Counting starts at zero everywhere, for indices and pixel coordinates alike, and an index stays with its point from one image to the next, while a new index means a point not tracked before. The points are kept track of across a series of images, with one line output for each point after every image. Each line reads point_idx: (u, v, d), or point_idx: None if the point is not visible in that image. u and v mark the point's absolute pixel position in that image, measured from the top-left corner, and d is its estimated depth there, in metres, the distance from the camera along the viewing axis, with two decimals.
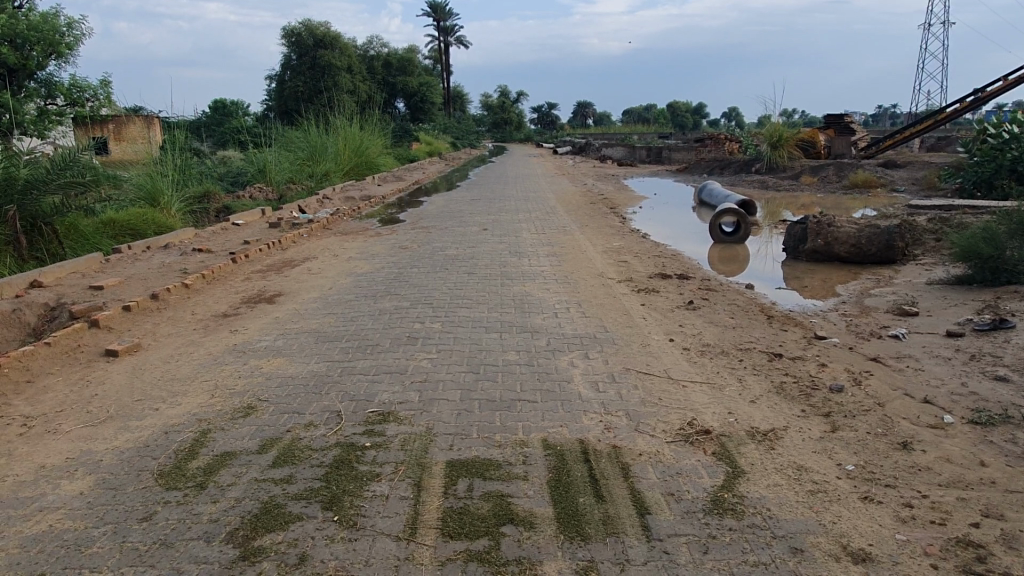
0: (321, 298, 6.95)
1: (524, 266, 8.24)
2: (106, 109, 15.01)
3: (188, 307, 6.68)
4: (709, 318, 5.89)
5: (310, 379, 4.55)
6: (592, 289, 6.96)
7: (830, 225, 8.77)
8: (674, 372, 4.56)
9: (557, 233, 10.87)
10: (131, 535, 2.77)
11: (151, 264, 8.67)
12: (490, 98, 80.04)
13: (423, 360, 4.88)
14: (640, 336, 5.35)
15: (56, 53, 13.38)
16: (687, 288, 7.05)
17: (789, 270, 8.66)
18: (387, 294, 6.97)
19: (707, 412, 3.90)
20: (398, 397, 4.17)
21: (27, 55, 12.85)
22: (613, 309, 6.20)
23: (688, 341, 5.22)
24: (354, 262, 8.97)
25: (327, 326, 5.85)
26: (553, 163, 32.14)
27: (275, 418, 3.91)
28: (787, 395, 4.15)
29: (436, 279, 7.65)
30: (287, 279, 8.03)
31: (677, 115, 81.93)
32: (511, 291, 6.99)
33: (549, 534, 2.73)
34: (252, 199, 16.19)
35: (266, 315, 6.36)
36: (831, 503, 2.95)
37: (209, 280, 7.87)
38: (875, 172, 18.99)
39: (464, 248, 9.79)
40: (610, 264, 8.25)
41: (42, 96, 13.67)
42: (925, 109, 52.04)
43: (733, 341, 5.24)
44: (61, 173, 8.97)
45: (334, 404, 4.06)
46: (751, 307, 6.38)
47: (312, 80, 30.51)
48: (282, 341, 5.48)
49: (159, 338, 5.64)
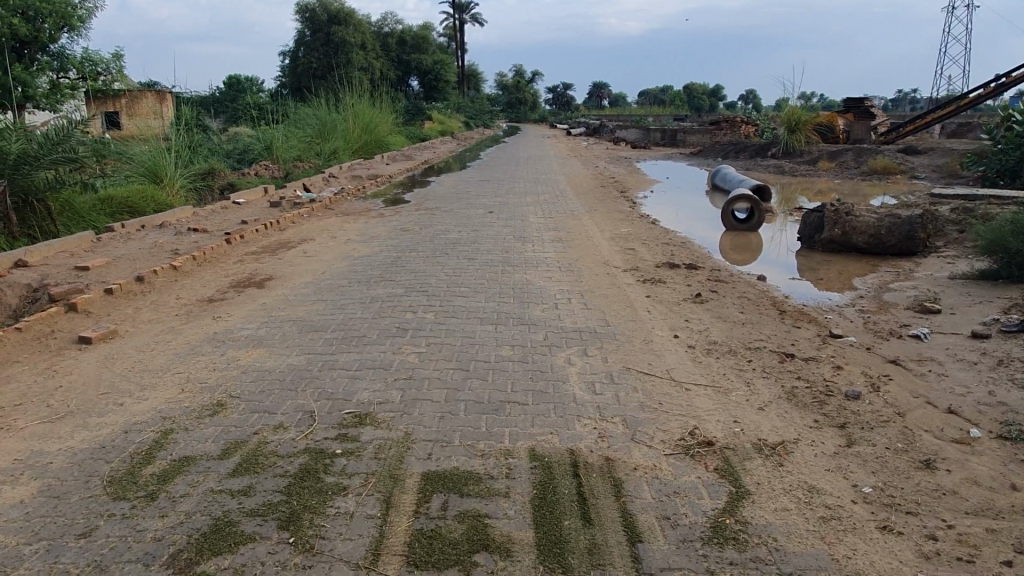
0: (312, 283, 6.67)
1: (527, 252, 7.92)
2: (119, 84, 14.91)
3: (173, 291, 6.42)
4: (718, 312, 5.56)
5: (288, 374, 4.27)
6: (595, 278, 6.62)
7: (848, 214, 8.36)
8: (677, 373, 4.24)
9: (565, 218, 10.52)
10: (64, 555, 2.52)
11: (143, 243, 8.43)
12: (505, 77, 79.21)
13: (410, 355, 4.57)
14: (643, 332, 5.02)
15: (69, 26, 13.14)
16: (695, 278, 6.70)
17: (804, 260, 8.28)
18: (380, 280, 6.67)
19: (710, 420, 3.59)
20: (379, 396, 3.88)
21: (38, 28, 12.61)
22: (616, 300, 5.88)
23: (694, 338, 4.89)
24: (352, 245, 8.67)
25: (314, 314, 5.57)
26: (566, 144, 31.67)
27: (244, 418, 3.63)
28: (798, 401, 3.82)
29: (433, 264, 7.34)
30: (280, 263, 7.75)
31: (692, 97, 80.79)
32: (511, 278, 6.67)
33: (526, 565, 2.44)
34: (257, 177, 15.92)
35: (253, 301, 6.09)
36: (844, 533, 2.64)
37: (200, 262, 7.61)
38: (896, 158, 18.44)
39: (466, 231, 9.47)
40: (617, 251, 7.91)
41: (54, 69, 13.49)
42: (945, 96, 50.99)
43: (742, 338, 4.91)
44: (54, 148, 8.61)
45: (309, 404, 3.79)
46: (762, 301, 6.02)
47: (325, 57, 30.11)
48: (265, 330, 5.20)
49: (137, 325, 5.38)
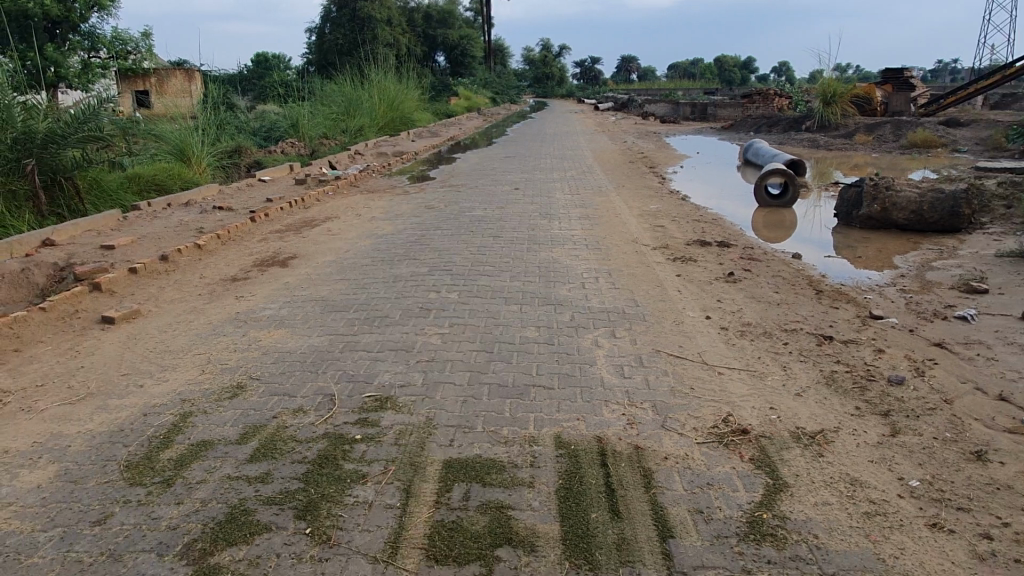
0: (335, 262, 6.57)
1: (554, 230, 7.74)
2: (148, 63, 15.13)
3: (197, 270, 6.39)
4: (751, 292, 5.36)
5: (309, 355, 4.20)
6: (623, 257, 6.44)
7: (888, 189, 8.04)
8: (709, 356, 4.08)
9: (592, 194, 10.30)
10: (78, 543, 2.47)
11: (168, 222, 8.42)
12: (532, 52, 78.24)
13: (433, 336, 4.46)
14: (673, 313, 4.85)
15: (99, 6, 13.43)
16: (728, 257, 6.48)
17: (841, 237, 7.99)
18: (404, 259, 6.56)
19: (745, 406, 3.43)
20: (400, 380, 3.78)
21: (70, 8, 12.94)
22: (645, 279, 5.70)
23: (727, 319, 4.71)
24: (377, 223, 8.58)
25: (337, 294, 5.48)
26: (594, 119, 31.19)
27: (264, 401, 3.56)
28: (838, 387, 3.64)
29: (458, 242, 7.21)
30: (303, 241, 7.69)
31: (723, 70, 79.14)
32: (537, 257, 6.52)
33: (551, 561, 2.32)
34: (284, 155, 15.89)
35: (276, 280, 6.02)
36: (890, 530, 2.48)
37: (224, 240, 7.57)
38: (937, 130, 17.80)
39: (492, 208, 9.32)
40: (645, 229, 7.71)
41: (85, 49, 13.75)
42: (987, 67, 49.30)
43: (777, 319, 4.71)
44: (80, 126, 8.62)
45: (329, 387, 3.70)
46: (798, 281, 5.80)
47: (351, 33, 29.93)
48: (287, 310, 5.13)
49: (160, 304, 5.35)
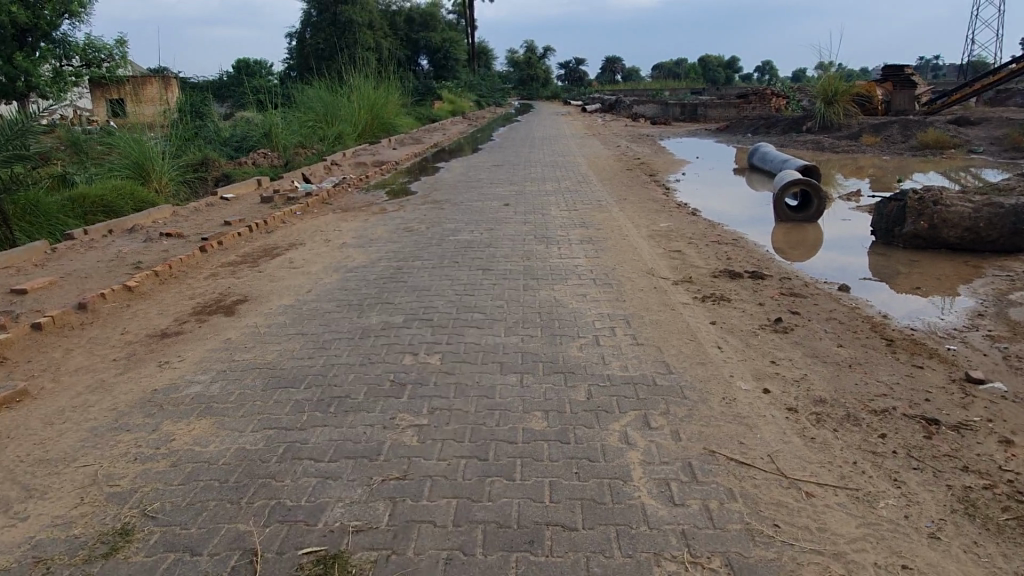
0: (294, 308, 5.44)
1: (553, 259, 6.64)
2: (122, 70, 16.05)
3: (120, 322, 5.22)
4: (811, 347, 4.25)
5: (234, 467, 3.04)
6: (640, 296, 5.34)
7: (936, 203, 7.00)
8: (784, 462, 2.97)
9: (592, 210, 9.22)
10: None
11: (104, 255, 7.24)
12: (517, 54, 77.30)
13: (406, 433, 3.31)
14: (721, 385, 3.73)
15: (69, 13, 14.17)
16: (766, 294, 5.37)
17: (884, 260, 6.92)
18: (377, 302, 5.44)
19: (863, 565, 2.33)
20: (358, 518, 2.63)
21: (39, 15, 13.62)
22: (674, 330, 4.60)
23: (793, 394, 3.60)
24: (348, 251, 7.45)
25: (288, 359, 4.33)
26: (582, 123, 30.14)
27: (153, 566, 2.42)
28: (986, 520, 2.54)
29: (442, 277, 6.11)
30: (259, 277, 6.53)
31: (707, 69, 78.51)
32: (536, 297, 5.41)
33: None
34: (255, 167, 14.68)
35: (216, 336, 4.87)
36: None
37: (163, 278, 6.41)
38: (946, 129, 16.88)
39: (480, 230, 8.22)
40: (660, 255, 6.61)
41: (58, 57, 14.65)
42: (970, 64, 49.12)
43: (858, 393, 3.61)
44: (6, 142, 7.38)
45: (253, 536, 2.55)
46: (860, 328, 4.71)
47: (333, 37, 28.77)
48: (218, 386, 3.97)
49: (60, 378, 4.19)
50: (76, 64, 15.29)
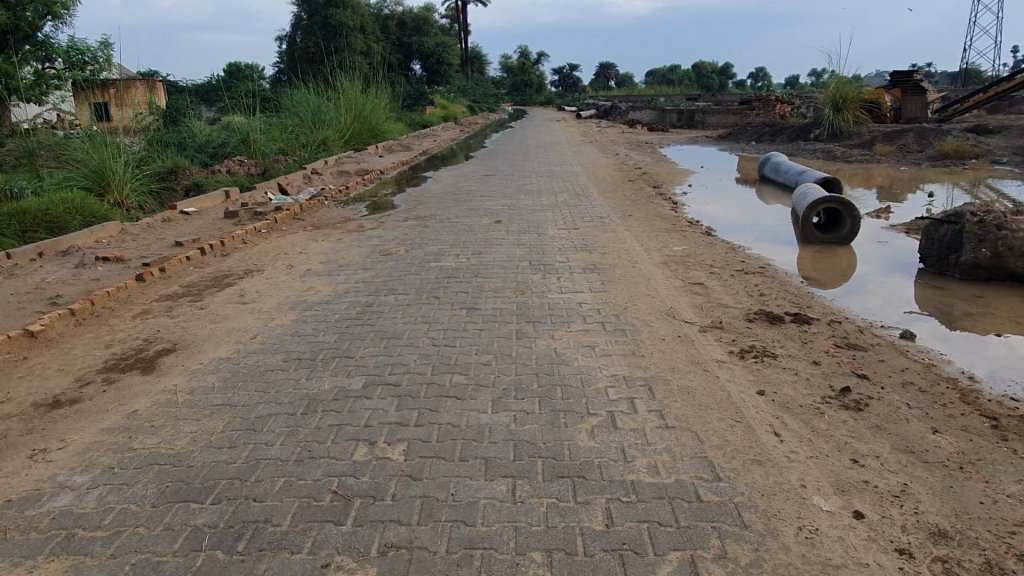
0: (229, 363, 4.35)
1: (553, 293, 5.60)
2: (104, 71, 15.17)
3: (5, 384, 4.12)
4: (900, 437, 3.17)
5: None
6: (662, 350, 4.27)
7: (1001, 226, 5.96)
8: None
9: (594, 229, 8.18)
10: None
11: (23, 284, 6.15)
12: (511, 60, 76.61)
13: None
14: (794, 504, 2.66)
15: (51, 14, 13.61)
16: (819, 347, 4.31)
17: (940, 293, 5.89)
18: (333, 357, 4.34)
19: None
20: None
21: (20, 16, 13.09)
22: (714, 405, 3.52)
23: (899, 524, 2.53)
24: (310, 280, 6.37)
25: (201, 450, 3.23)
26: (580, 129, 29.10)
27: None
28: None
29: (418, 320, 5.03)
30: (200, 315, 5.44)
31: (702, 75, 77.84)
32: (534, 351, 4.33)
33: None
34: (229, 175, 13.56)
35: (119, 407, 3.78)
36: None
37: (81, 318, 5.31)
38: (965, 138, 15.92)
39: (467, 255, 7.15)
40: (680, 290, 5.55)
41: (39, 59, 13.91)
42: (966, 73, 48.64)
43: (989, 521, 2.54)
44: None
45: None
46: (952, 401, 3.64)
47: (323, 40, 27.80)
48: (96, 495, 2.89)
49: None
50: (59, 66, 14.42)
